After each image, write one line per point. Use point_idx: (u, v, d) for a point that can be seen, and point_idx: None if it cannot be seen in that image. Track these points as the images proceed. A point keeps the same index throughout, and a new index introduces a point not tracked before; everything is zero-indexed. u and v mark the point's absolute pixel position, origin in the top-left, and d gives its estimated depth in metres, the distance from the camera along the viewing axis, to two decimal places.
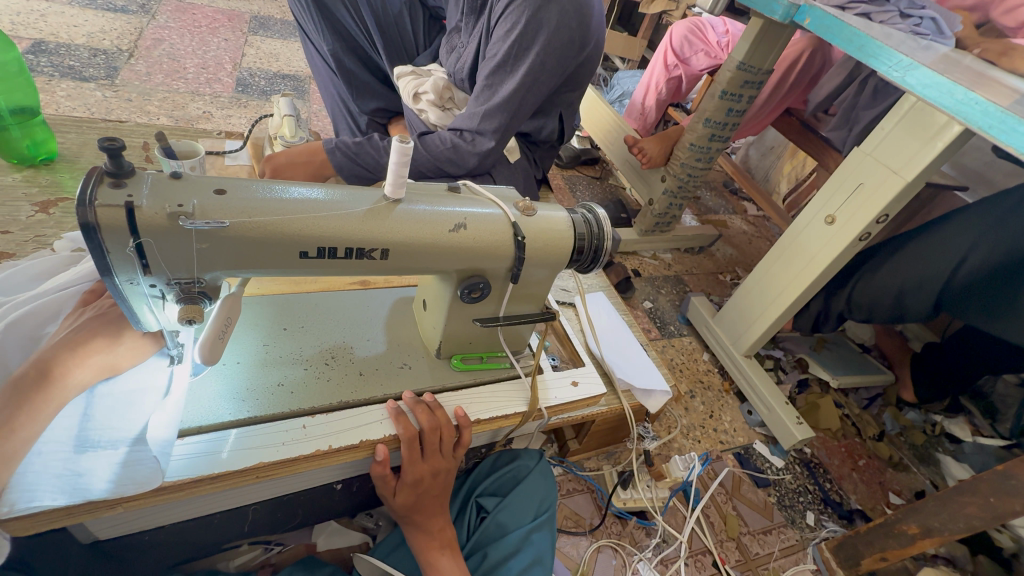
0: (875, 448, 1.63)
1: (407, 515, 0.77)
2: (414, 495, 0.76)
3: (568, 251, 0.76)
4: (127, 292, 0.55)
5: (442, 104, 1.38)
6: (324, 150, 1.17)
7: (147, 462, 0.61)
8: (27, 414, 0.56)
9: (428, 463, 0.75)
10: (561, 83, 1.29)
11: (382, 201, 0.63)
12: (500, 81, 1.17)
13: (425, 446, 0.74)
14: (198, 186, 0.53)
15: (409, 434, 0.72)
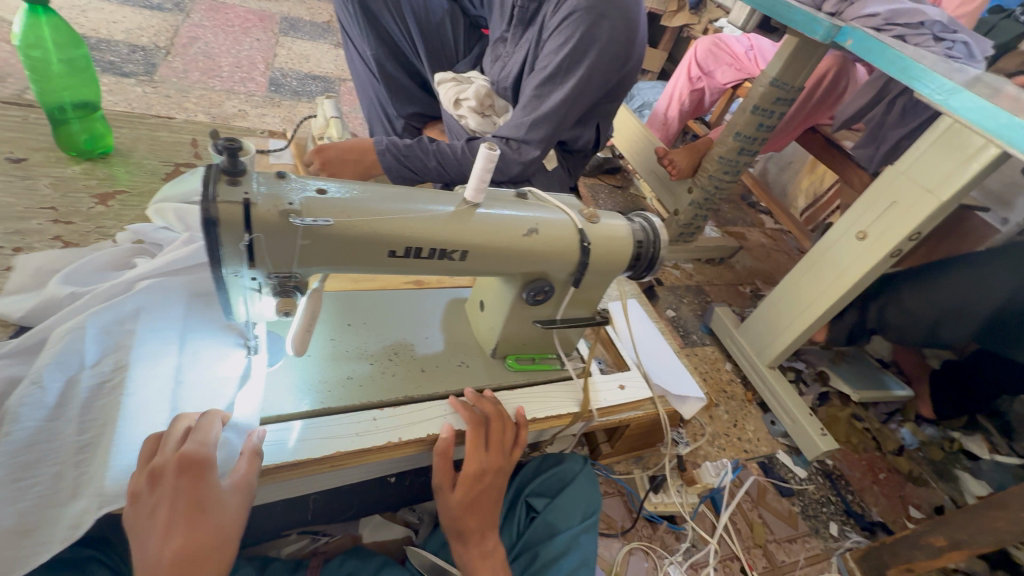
0: (895, 462, 1.65)
1: (462, 531, 0.71)
2: (472, 501, 0.72)
3: (627, 258, 0.79)
4: (230, 283, 0.57)
5: (482, 110, 1.40)
6: (374, 151, 1.19)
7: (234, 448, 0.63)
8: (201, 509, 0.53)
9: (487, 459, 0.74)
10: (604, 95, 1.32)
11: (462, 205, 0.66)
12: (549, 92, 1.20)
13: (484, 436, 0.75)
14: (301, 185, 0.56)
15: (473, 423, 0.75)
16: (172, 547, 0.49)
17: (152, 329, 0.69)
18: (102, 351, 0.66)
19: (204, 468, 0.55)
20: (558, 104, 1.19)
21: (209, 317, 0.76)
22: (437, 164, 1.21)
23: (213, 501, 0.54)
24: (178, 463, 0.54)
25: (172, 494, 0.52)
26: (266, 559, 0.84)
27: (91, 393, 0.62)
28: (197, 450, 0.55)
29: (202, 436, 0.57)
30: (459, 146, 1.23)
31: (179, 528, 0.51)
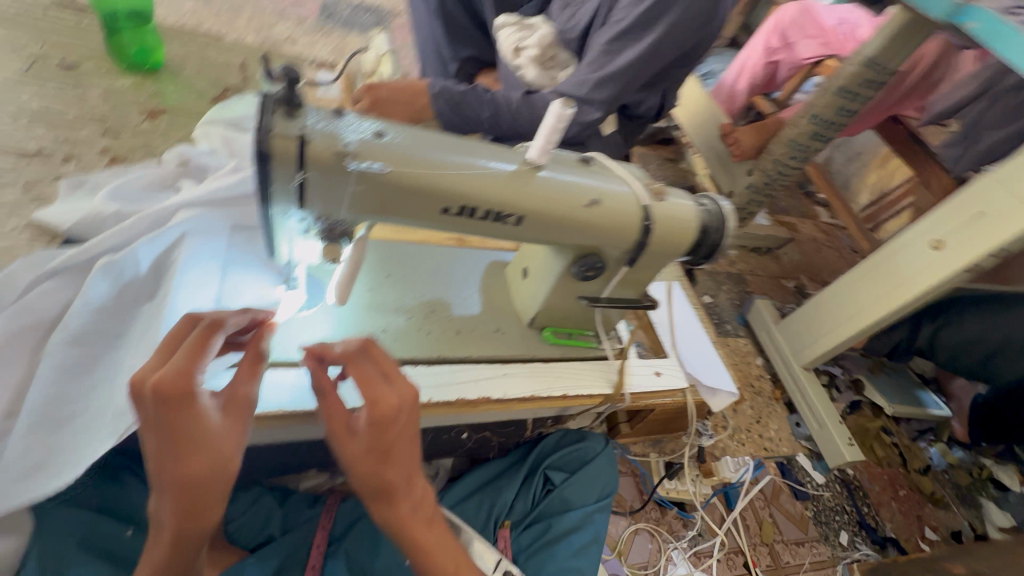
0: (919, 482, 1.60)
1: (382, 485, 0.56)
2: (387, 453, 0.56)
3: (689, 241, 0.73)
4: (276, 220, 0.54)
5: (543, 61, 1.31)
6: (427, 94, 1.11)
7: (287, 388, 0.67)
8: (190, 441, 0.52)
9: (382, 395, 0.58)
10: (678, 57, 1.21)
11: (522, 165, 0.61)
12: (620, 49, 1.11)
13: (370, 367, 0.61)
14: (359, 126, 0.53)
15: (354, 348, 0.62)
16: (171, 472, 0.52)
17: (195, 258, 0.70)
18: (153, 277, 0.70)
19: (188, 392, 0.53)
20: (630, 63, 1.10)
21: (250, 253, 0.76)
22: (489, 115, 1.14)
23: (201, 427, 0.53)
24: (157, 390, 0.51)
25: (159, 419, 0.52)
26: (285, 491, 0.90)
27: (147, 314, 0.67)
28: (181, 373, 0.52)
29: (191, 356, 0.54)
30: (514, 98, 1.15)
31: (176, 453, 0.52)
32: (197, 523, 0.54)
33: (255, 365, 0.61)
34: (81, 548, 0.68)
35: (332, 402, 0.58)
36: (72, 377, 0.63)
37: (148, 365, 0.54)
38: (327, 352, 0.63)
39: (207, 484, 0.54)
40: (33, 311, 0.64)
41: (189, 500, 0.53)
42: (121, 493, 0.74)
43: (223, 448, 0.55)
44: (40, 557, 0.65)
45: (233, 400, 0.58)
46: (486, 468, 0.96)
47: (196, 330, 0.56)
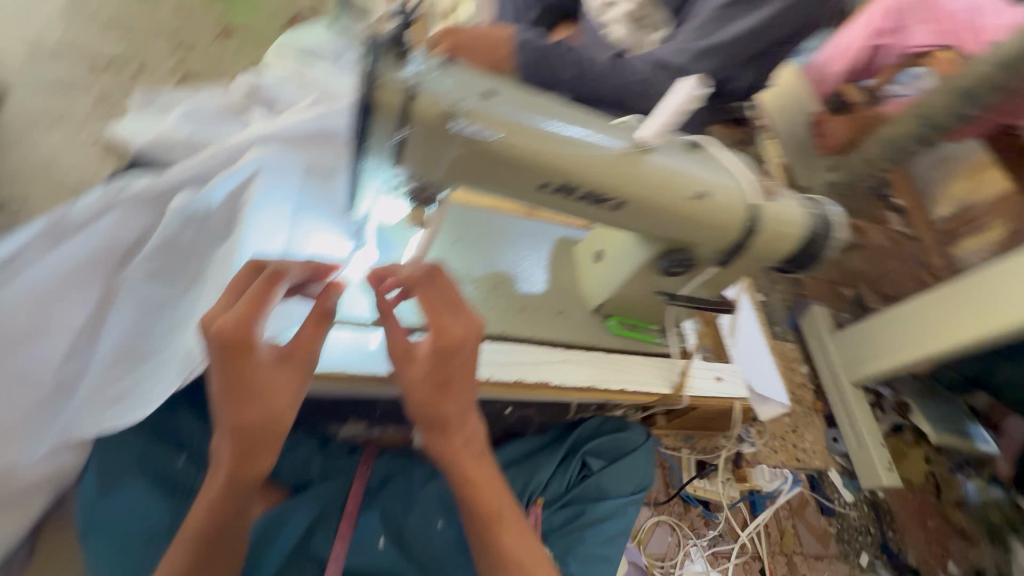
0: (949, 514, 1.53)
1: (437, 417, 0.59)
2: (446, 390, 0.59)
3: (791, 248, 0.67)
4: (366, 174, 0.50)
5: (638, 19, 1.20)
6: (506, 47, 1.01)
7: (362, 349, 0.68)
8: (250, 388, 0.54)
9: (447, 326, 0.58)
10: (793, 31, 1.08)
11: (631, 145, 0.55)
12: (735, 16, 1.05)
13: (436, 295, 0.60)
14: (468, 84, 0.48)
15: (422, 272, 0.60)
16: (230, 417, 0.54)
17: (266, 197, 0.70)
18: (229, 219, 0.70)
19: (247, 343, 0.53)
20: (738, 35, 1.03)
21: (321, 200, 0.74)
22: (574, 75, 1.05)
23: (258, 378, 0.54)
24: (219, 338, 0.52)
25: (220, 365, 0.53)
26: (327, 435, 0.90)
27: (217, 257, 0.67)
28: (242, 320, 0.52)
29: (251, 305, 0.53)
30: (604, 58, 1.05)
31: (236, 398, 0.54)
32: (257, 460, 0.58)
33: (319, 324, 0.59)
34: (138, 469, 0.69)
35: (394, 326, 0.60)
36: (153, 315, 0.68)
37: (216, 307, 0.54)
38: (393, 274, 0.61)
39: (265, 430, 0.56)
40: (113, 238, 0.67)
41: (248, 442, 0.55)
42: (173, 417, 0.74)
43: (273, 402, 0.56)
44: (101, 473, 0.67)
45: (291, 353, 0.58)
46: (523, 441, 0.94)
47: (259, 280, 0.54)
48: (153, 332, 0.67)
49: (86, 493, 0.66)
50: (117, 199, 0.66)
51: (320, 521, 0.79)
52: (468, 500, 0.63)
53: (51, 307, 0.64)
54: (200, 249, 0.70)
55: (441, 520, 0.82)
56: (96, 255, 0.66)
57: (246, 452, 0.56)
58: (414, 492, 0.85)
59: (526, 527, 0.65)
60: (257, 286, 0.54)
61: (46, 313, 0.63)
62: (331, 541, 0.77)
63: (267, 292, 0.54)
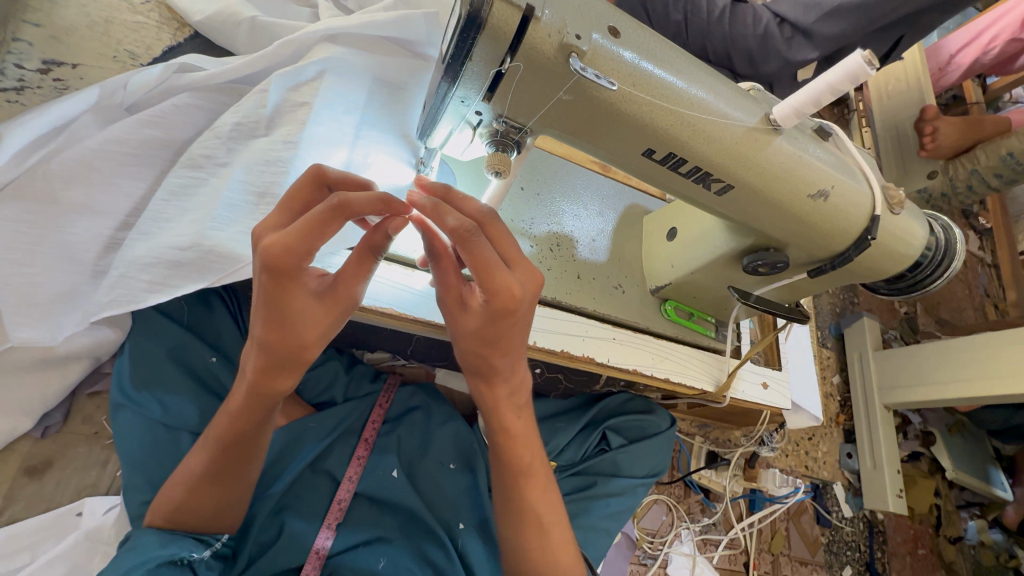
0: (942, 548, 1.47)
1: (483, 367, 0.56)
2: (497, 347, 0.53)
3: (898, 269, 0.59)
4: (451, 105, 0.44)
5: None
6: None
7: (412, 294, 0.64)
8: (289, 312, 0.49)
9: (502, 283, 0.48)
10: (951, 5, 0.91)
11: (761, 122, 0.46)
12: None
13: (489, 246, 0.48)
14: (594, 14, 0.39)
15: (472, 221, 0.48)
16: (266, 337, 0.50)
17: (329, 107, 0.63)
18: (274, 119, 0.62)
19: (295, 269, 0.47)
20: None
21: (385, 118, 0.66)
22: (682, 19, 0.90)
23: (298, 304, 0.49)
24: (263, 258, 0.46)
25: (262, 285, 0.48)
26: (353, 358, 0.90)
27: (255, 160, 0.60)
28: (294, 246, 0.46)
29: (307, 231, 0.46)
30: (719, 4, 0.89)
31: (268, 320, 0.49)
32: (281, 381, 0.55)
33: (363, 262, 0.50)
34: (171, 359, 0.69)
35: (447, 268, 0.51)
36: (170, 198, 0.59)
37: (266, 222, 0.48)
38: (436, 218, 0.47)
39: (291, 356, 0.52)
40: (173, 122, 0.64)
41: (275, 362, 0.52)
42: (209, 314, 0.73)
43: (303, 331, 0.50)
44: (133, 361, 0.67)
45: (334, 288, 0.51)
46: (547, 404, 0.93)
47: (320, 208, 0.45)
48: (173, 216, 0.58)
49: (121, 379, 0.66)
50: (174, 86, 0.65)
51: (337, 442, 0.79)
52: (503, 447, 0.62)
53: (95, 185, 0.60)
54: (238, 139, 0.61)
55: (454, 462, 0.84)
56: (150, 138, 0.62)
57: (272, 369, 0.53)
58: (431, 430, 0.86)
59: (551, 484, 0.65)
60: (317, 210, 0.46)
61: (94, 192, 0.60)
62: (346, 463, 0.78)
63: (328, 223, 0.45)
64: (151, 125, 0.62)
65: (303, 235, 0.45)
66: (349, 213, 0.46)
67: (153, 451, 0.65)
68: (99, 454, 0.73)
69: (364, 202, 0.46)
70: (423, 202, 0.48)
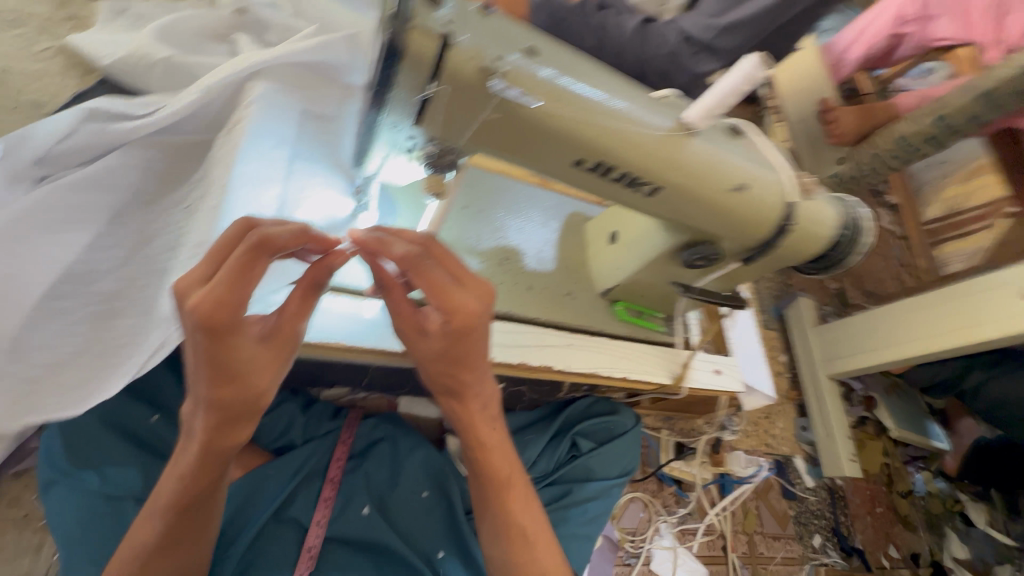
0: (898, 503, 1.58)
1: (448, 385, 0.55)
2: (460, 365, 0.52)
3: (818, 250, 0.64)
4: (383, 132, 0.44)
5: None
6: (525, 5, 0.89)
7: (362, 326, 0.63)
8: (233, 366, 0.47)
9: (458, 301, 0.48)
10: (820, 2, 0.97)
11: (677, 126, 0.50)
12: None
13: (439, 268, 0.48)
14: (511, 36, 0.41)
15: (417, 246, 0.48)
16: (214, 395, 0.48)
17: (257, 143, 0.60)
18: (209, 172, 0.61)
19: (233, 323, 0.45)
20: (766, 6, 0.91)
21: (317, 150, 0.66)
22: (595, 44, 0.90)
23: (241, 356, 0.47)
24: (193, 316, 0.43)
25: (196, 343, 0.45)
26: (309, 397, 0.87)
27: (201, 216, 0.58)
28: (226, 297, 0.44)
29: (236, 280, 0.44)
30: (629, 26, 0.91)
31: (214, 377, 0.47)
32: (240, 434, 0.52)
33: (307, 297, 0.50)
34: (105, 424, 0.64)
35: (398, 297, 0.51)
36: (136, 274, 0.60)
37: (190, 278, 0.45)
38: (383, 250, 0.47)
39: (248, 406, 0.50)
40: (110, 182, 0.62)
41: (230, 416, 0.50)
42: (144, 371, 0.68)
43: (256, 381, 0.49)
44: (65, 431, 0.62)
45: (277, 330, 0.50)
46: (513, 419, 0.94)
47: (240, 252, 0.43)
48: None
49: (51, 452, 0.61)
50: (90, 137, 0.62)
51: (301, 487, 0.76)
52: (478, 462, 0.61)
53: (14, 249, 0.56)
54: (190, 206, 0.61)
55: (426, 490, 0.82)
56: (82, 201, 0.60)
57: (227, 425, 0.51)
58: (400, 460, 0.84)
59: (531, 492, 0.64)
60: (239, 257, 0.44)
61: (18, 261, 0.56)
62: (312, 507, 0.75)
63: (254, 265, 0.45)
64: (85, 190, 0.60)
65: (232, 285, 0.43)
66: (272, 249, 0.45)
67: (92, 527, 0.60)
68: (31, 539, 0.66)
69: (283, 233, 0.46)
70: (366, 238, 0.48)
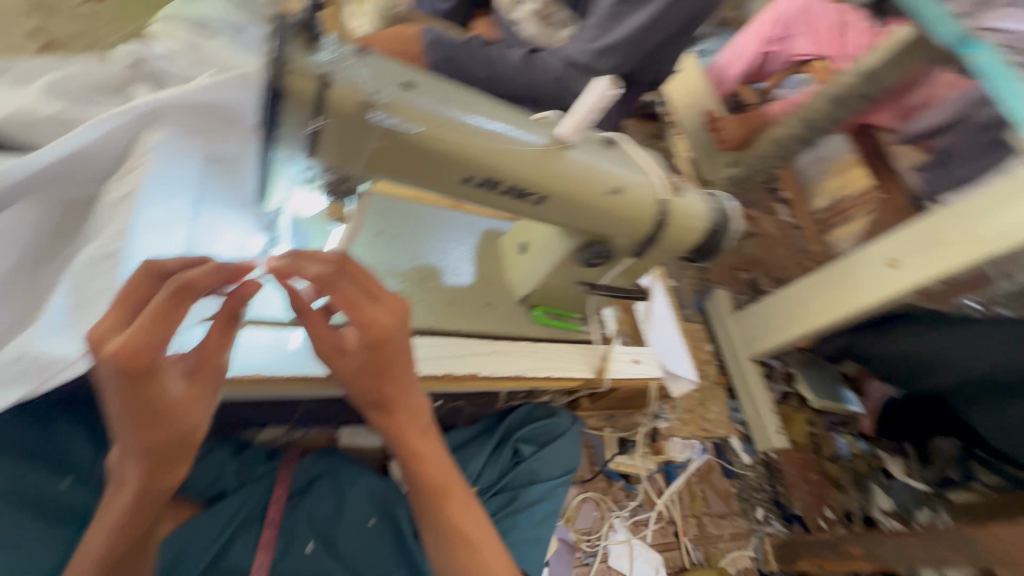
0: (827, 467, 1.71)
1: (376, 399, 0.56)
2: (383, 375, 0.54)
3: (695, 241, 0.73)
4: (277, 167, 0.48)
5: (544, 17, 1.19)
6: (420, 43, 0.97)
7: (285, 355, 0.65)
8: (158, 408, 0.46)
9: (372, 316, 0.51)
10: (682, 27, 1.09)
11: (551, 141, 0.56)
12: (626, 12, 1.02)
13: (354, 286, 0.52)
14: (387, 74, 0.46)
15: (330, 266, 0.50)
16: (141, 438, 0.47)
17: (157, 190, 0.60)
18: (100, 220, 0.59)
19: (154, 366, 0.44)
20: (635, 30, 1.00)
21: (222, 191, 0.69)
22: (485, 77, 1.01)
23: (165, 394, 0.47)
24: (113, 364, 0.42)
25: (114, 389, 0.44)
26: (241, 442, 0.84)
27: (85, 261, 0.56)
28: (145, 342, 0.43)
29: (156, 324, 0.44)
30: (516, 57, 1.01)
31: (139, 421, 0.46)
32: (173, 474, 0.51)
33: (228, 331, 0.51)
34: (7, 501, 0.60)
35: (314, 320, 0.53)
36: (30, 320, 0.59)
37: (104, 325, 0.44)
38: (297, 271, 0.49)
39: (181, 444, 0.50)
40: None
41: (160, 457, 0.49)
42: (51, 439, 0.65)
43: (186, 418, 0.49)
44: None
45: (200, 365, 0.50)
46: (456, 434, 0.97)
47: (161, 297, 0.43)
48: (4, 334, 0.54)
49: None
50: None
51: (238, 534, 0.74)
52: (411, 471, 0.60)
53: None
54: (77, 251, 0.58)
55: (374, 518, 0.81)
56: None
57: (158, 467, 0.50)
58: (343, 491, 0.83)
59: (471, 496, 0.63)
60: (160, 300, 0.44)
61: None
62: (252, 553, 0.73)
63: (174, 308, 0.44)
64: None
65: (155, 327, 0.43)
66: (196, 291, 0.45)
67: None
68: None
69: (207, 274, 0.46)
70: (280, 263, 0.50)
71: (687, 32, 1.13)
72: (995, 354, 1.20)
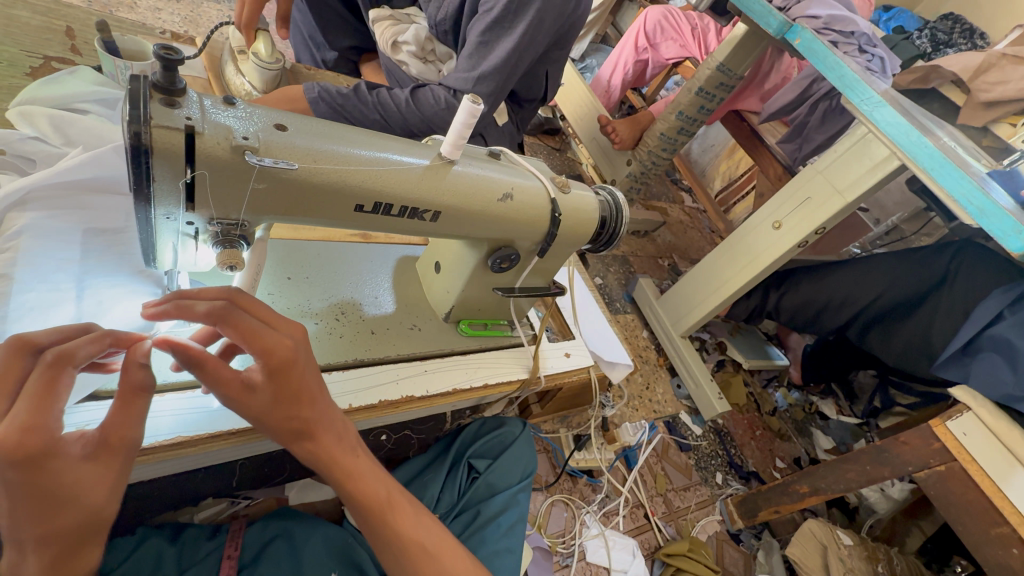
0: (769, 421, 1.81)
1: (296, 427, 0.52)
2: (296, 398, 0.52)
3: (591, 231, 0.78)
4: (159, 225, 0.48)
5: (424, 55, 1.23)
6: (305, 100, 0.99)
7: (202, 417, 0.62)
8: (59, 496, 0.38)
9: (273, 342, 0.50)
10: (552, 42, 1.18)
11: (436, 160, 0.60)
12: (496, 39, 1.05)
13: (249, 317, 0.50)
14: (255, 118, 0.48)
15: (221, 300, 0.50)
16: (34, 533, 0.38)
17: (38, 274, 0.58)
18: None
19: (50, 446, 0.37)
20: (513, 49, 1.04)
21: (111, 262, 0.65)
22: (378, 117, 1.04)
23: (67, 478, 0.38)
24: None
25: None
26: (177, 526, 0.80)
27: None
28: (32, 422, 0.36)
29: (40, 402, 0.38)
30: (402, 95, 1.05)
31: (32, 515, 0.37)
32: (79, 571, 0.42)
33: (130, 402, 0.43)
34: None
35: (213, 364, 0.49)
36: None
37: None
38: (186, 313, 0.49)
39: (93, 529, 0.40)
40: None
41: (66, 548, 0.40)
42: None
43: (94, 498, 0.40)
44: None
45: (105, 441, 0.42)
46: (410, 466, 0.96)
47: (40, 369, 0.39)
48: None
49: None
50: None
51: None
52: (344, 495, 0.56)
53: None
54: None
55: (336, 570, 0.77)
56: None
57: (63, 560, 0.40)
58: (297, 552, 0.78)
59: (417, 509, 0.62)
60: (37, 376, 0.39)
61: None
62: None
63: (57, 382, 0.39)
64: None
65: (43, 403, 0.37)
66: (74, 362, 0.41)
67: None
68: None
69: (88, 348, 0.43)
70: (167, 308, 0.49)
71: (560, 44, 1.23)
72: (879, 283, 1.37)
